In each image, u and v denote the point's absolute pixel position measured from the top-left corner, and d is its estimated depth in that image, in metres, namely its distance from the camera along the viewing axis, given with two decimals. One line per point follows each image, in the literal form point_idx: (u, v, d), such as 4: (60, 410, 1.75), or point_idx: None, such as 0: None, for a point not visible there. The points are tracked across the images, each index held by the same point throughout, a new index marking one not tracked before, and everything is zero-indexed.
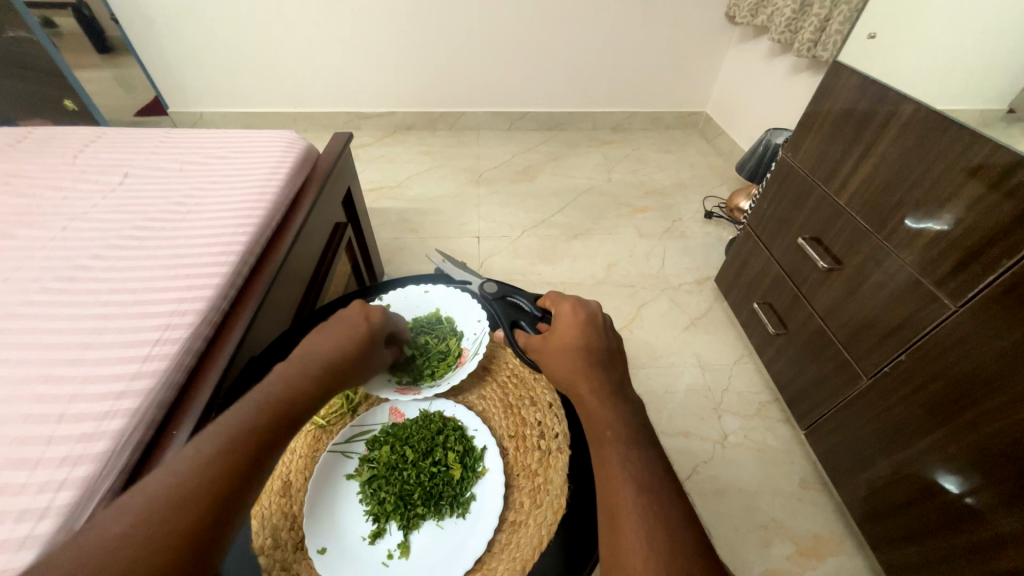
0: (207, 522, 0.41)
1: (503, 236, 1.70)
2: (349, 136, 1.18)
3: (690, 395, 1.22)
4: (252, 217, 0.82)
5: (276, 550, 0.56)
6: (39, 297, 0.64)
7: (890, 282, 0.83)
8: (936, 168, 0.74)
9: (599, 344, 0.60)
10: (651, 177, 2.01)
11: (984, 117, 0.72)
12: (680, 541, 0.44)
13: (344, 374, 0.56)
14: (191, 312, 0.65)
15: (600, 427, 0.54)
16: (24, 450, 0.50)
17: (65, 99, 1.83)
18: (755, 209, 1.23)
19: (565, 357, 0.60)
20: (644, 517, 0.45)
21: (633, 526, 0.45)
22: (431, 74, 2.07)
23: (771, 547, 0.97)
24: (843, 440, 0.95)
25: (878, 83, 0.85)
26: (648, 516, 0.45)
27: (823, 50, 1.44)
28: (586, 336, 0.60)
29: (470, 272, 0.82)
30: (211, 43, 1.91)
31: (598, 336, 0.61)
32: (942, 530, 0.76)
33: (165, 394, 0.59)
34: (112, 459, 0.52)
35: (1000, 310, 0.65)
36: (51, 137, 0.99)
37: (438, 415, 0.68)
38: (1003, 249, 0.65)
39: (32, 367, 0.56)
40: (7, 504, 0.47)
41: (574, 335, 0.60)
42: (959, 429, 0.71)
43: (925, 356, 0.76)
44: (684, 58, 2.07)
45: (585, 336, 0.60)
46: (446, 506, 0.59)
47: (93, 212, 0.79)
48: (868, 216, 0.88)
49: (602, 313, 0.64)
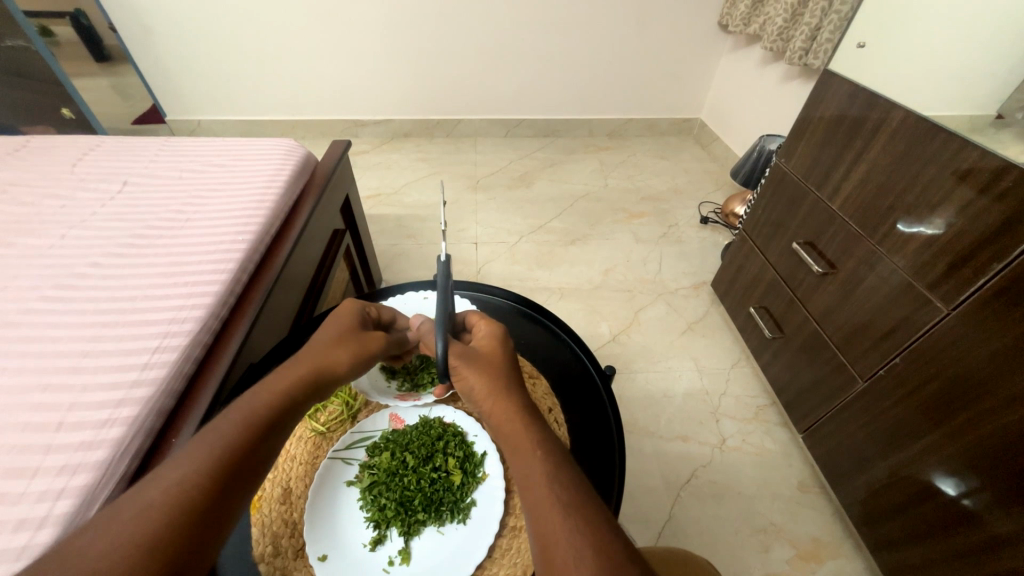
0: (191, 527, 0.39)
1: (501, 241, 1.71)
2: (347, 143, 1.19)
3: (689, 400, 1.22)
4: (252, 224, 0.82)
5: (277, 558, 0.56)
6: (39, 305, 0.64)
7: (884, 286, 0.84)
8: (926, 173, 0.76)
9: (502, 357, 0.56)
10: (647, 183, 2.03)
11: (971, 123, 0.74)
12: (613, 556, 0.38)
13: (339, 370, 0.55)
14: (190, 319, 0.66)
15: (509, 438, 0.48)
16: (23, 459, 0.50)
17: (62, 108, 1.81)
18: (751, 213, 1.24)
19: (470, 384, 0.53)
20: (574, 541, 0.38)
21: (562, 531, 0.39)
22: (429, 82, 2.09)
23: (771, 551, 0.97)
24: (839, 443, 0.96)
25: (868, 90, 0.86)
26: (570, 516, 0.40)
27: (815, 59, 1.47)
28: (487, 354, 0.55)
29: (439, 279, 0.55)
30: (209, 51, 1.92)
31: (502, 351, 0.56)
32: (942, 532, 0.76)
33: (164, 403, 0.59)
34: (111, 467, 0.52)
35: (993, 311, 0.66)
36: (50, 145, 0.99)
37: (438, 421, 0.68)
38: (992, 253, 0.66)
39: (31, 375, 0.56)
40: (6, 513, 0.46)
41: (476, 355, 0.55)
42: (956, 429, 0.71)
43: (921, 357, 0.77)
44: (678, 66, 2.10)
45: (481, 355, 0.55)
46: (446, 512, 0.59)
47: (92, 220, 0.79)
48: (861, 221, 0.89)
49: (501, 329, 0.59)
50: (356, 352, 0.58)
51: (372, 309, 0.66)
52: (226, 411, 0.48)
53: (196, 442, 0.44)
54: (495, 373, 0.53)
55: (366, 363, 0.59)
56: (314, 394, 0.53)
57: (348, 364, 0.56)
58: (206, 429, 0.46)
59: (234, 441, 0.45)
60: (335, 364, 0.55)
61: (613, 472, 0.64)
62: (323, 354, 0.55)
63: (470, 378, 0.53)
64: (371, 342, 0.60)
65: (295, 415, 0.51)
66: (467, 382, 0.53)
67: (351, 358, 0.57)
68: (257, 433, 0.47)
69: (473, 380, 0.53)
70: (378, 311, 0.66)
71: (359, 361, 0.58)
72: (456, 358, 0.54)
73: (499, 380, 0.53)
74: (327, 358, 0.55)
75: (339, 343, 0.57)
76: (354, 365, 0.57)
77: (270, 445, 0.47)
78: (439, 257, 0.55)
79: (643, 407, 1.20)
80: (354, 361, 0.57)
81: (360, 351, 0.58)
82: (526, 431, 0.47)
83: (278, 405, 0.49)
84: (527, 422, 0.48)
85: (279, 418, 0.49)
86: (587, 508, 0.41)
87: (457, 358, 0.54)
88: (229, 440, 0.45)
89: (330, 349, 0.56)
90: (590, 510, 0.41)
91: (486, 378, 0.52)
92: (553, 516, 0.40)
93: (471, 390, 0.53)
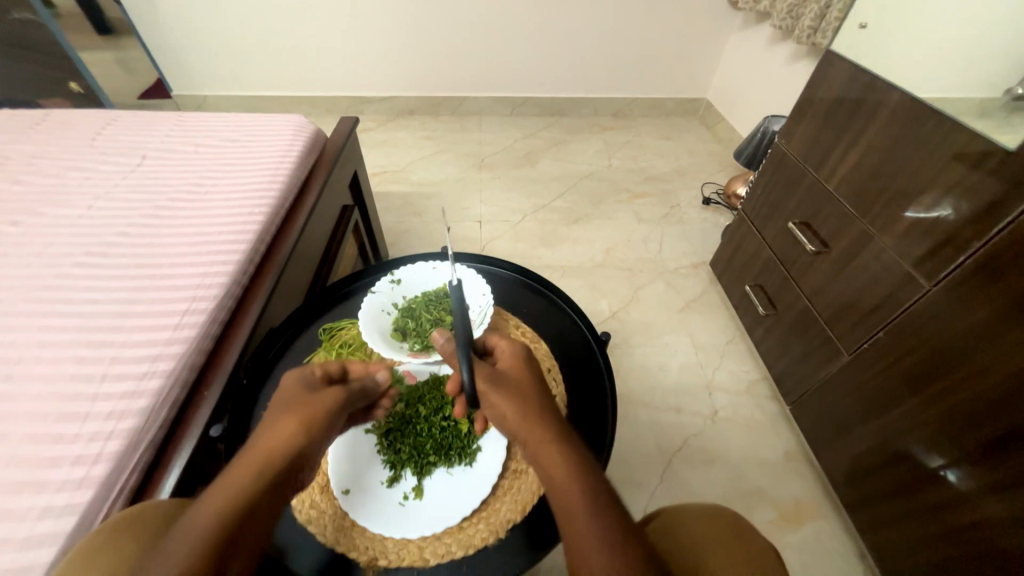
0: None
1: (504, 220, 1.73)
2: (355, 119, 1.21)
3: (683, 373, 1.28)
4: (268, 196, 0.86)
5: (304, 492, 0.62)
6: (74, 270, 0.69)
7: (872, 264, 0.88)
8: (918, 155, 0.78)
9: (530, 378, 0.55)
10: (650, 163, 2.03)
11: (968, 107, 0.75)
12: None
13: (298, 448, 0.47)
14: (215, 285, 0.70)
15: (546, 466, 0.48)
16: (73, 405, 0.55)
17: (70, 82, 1.83)
18: (750, 195, 1.26)
19: (498, 406, 0.52)
20: None
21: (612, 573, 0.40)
22: (433, 58, 2.08)
23: (755, 512, 1.03)
24: (825, 414, 1.01)
25: (869, 72, 0.88)
26: (620, 556, 0.40)
27: (823, 37, 1.47)
28: (514, 373, 0.55)
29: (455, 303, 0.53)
30: (214, 25, 1.92)
31: (525, 370, 0.56)
32: (911, 492, 0.81)
33: (195, 359, 0.64)
34: (153, 413, 0.57)
35: (972, 288, 0.70)
36: (68, 119, 1.02)
37: (446, 377, 0.73)
38: (975, 231, 0.70)
39: (75, 334, 0.61)
40: (63, 451, 0.52)
41: (503, 375, 0.55)
42: (929, 398, 0.76)
43: (902, 332, 0.81)
44: (686, 43, 2.07)
45: (508, 375, 0.55)
46: (455, 455, 0.65)
47: (116, 191, 0.83)
48: (854, 202, 0.92)
49: (524, 349, 0.59)
50: (310, 421, 0.49)
51: (319, 364, 0.58)
52: (193, 508, 0.41)
53: (165, 554, 0.38)
54: (521, 394, 0.53)
55: (328, 430, 0.51)
56: (275, 488, 0.45)
57: (307, 439, 0.48)
58: (173, 534, 0.39)
59: (209, 539, 0.39)
60: (289, 442, 0.47)
61: (604, 426, 0.70)
62: (280, 425, 0.48)
63: (498, 399, 0.52)
64: (326, 402, 0.52)
65: (261, 514, 0.43)
66: (496, 407, 0.52)
67: (310, 430, 0.49)
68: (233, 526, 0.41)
69: (501, 401, 0.52)
70: (326, 364, 0.58)
71: (319, 430, 0.50)
72: (483, 378, 0.54)
73: (528, 402, 0.52)
74: (277, 439, 0.47)
75: (287, 416, 0.49)
76: (316, 437, 0.49)
77: (233, 557, 0.40)
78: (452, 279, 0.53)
79: (639, 379, 1.26)
80: (314, 433, 0.49)
81: (317, 416, 0.50)
82: (563, 462, 0.47)
83: (237, 507, 0.42)
84: (564, 451, 0.48)
85: (238, 524, 0.41)
86: (636, 550, 0.41)
87: (484, 378, 0.54)
88: (204, 540, 0.39)
89: (289, 419, 0.48)
90: (639, 553, 0.41)
91: (514, 399, 0.52)
92: (602, 559, 0.40)
93: (501, 415, 0.52)
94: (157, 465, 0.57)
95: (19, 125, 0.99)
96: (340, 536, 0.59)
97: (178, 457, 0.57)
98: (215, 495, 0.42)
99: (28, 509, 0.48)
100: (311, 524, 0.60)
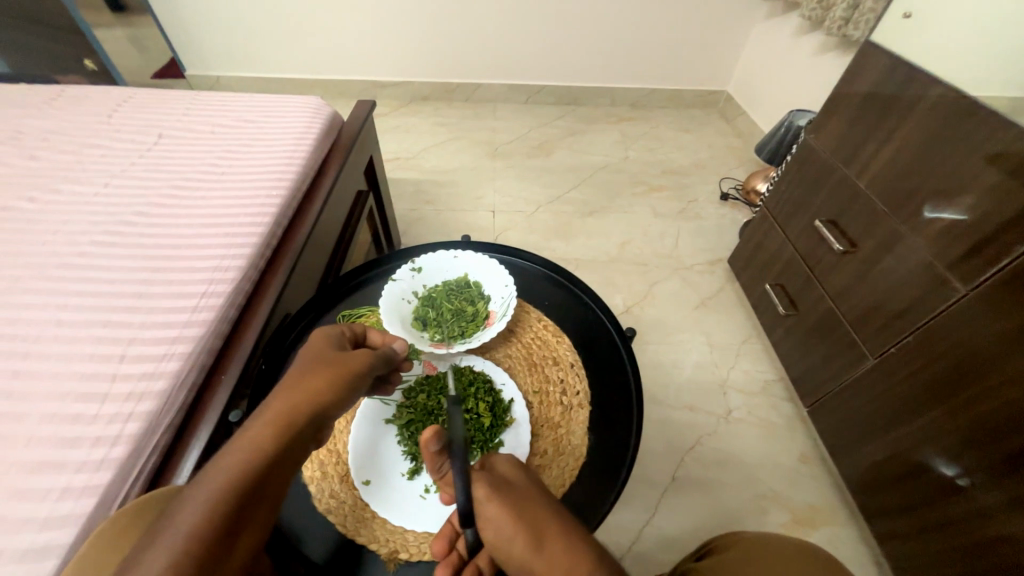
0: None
1: (518, 210, 1.71)
2: (373, 103, 1.19)
3: (697, 371, 1.26)
4: (285, 179, 0.84)
5: (324, 480, 0.62)
6: (91, 249, 0.68)
7: (902, 266, 0.85)
8: (959, 152, 0.75)
9: (528, 490, 0.50)
10: (668, 156, 1.99)
11: (1020, 105, 0.71)
12: None
13: (321, 405, 0.46)
14: (232, 268, 0.69)
15: None
16: (93, 386, 0.54)
17: (85, 59, 1.83)
18: (774, 191, 1.23)
19: (501, 527, 0.46)
20: None
21: None
22: (449, 42, 2.04)
23: (768, 515, 1.02)
24: (845, 418, 0.99)
25: (909, 64, 0.84)
26: None
27: (855, 29, 1.42)
28: (514, 486, 0.50)
29: (456, 427, 0.49)
30: (228, 5, 1.90)
31: (525, 482, 0.51)
32: (933, 502, 0.79)
33: (212, 343, 0.63)
34: (171, 396, 0.56)
35: (1010, 292, 0.67)
36: (84, 96, 1.01)
37: (468, 369, 0.72)
38: (1017, 234, 0.66)
39: (93, 313, 0.61)
40: (83, 431, 0.51)
41: (503, 486, 0.49)
42: (958, 406, 0.74)
43: (932, 337, 0.78)
44: (709, 32, 2.01)
45: (508, 485, 0.50)
46: (477, 450, 0.63)
47: (132, 170, 0.82)
48: (886, 200, 0.89)
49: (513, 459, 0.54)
50: (335, 378, 0.48)
51: (345, 326, 0.57)
52: (213, 461, 0.41)
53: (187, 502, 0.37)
54: (527, 508, 0.47)
55: (351, 390, 0.50)
56: (299, 439, 0.44)
57: (330, 397, 0.47)
58: (194, 484, 0.39)
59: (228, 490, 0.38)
60: (313, 400, 0.46)
61: (628, 423, 0.68)
62: (305, 384, 0.47)
63: (501, 520, 0.46)
64: (352, 364, 0.51)
65: (284, 466, 0.42)
66: (498, 527, 0.46)
67: (334, 389, 0.48)
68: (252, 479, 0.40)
69: (505, 522, 0.46)
70: (350, 329, 0.57)
71: (342, 389, 0.49)
72: (482, 491, 0.48)
73: (536, 520, 0.46)
74: (302, 396, 0.46)
75: (311, 373, 0.48)
76: (341, 398, 0.48)
77: (257, 505, 0.40)
78: (451, 399, 0.53)
79: (652, 376, 1.24)
80: (336, 391, 0.48)
81: (343, 377, 0.49)
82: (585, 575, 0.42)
83: (262, 458, 0.41)
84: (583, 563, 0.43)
85: (263, 473, 0.41)
86: None
87: (484, 493, 0.48)
88: (222, 491, 0.38)
89: (312, 378, 0.47)
90: None
91: (521, 518, 0.46)
92: None
93: (505, 538, 0.46)
94: (175, 448, 0.56)
95: (36, 100, 0.98)
96: (360, 526, 0.58)
97: (196, 441, 0.57)
98: (236, 450, 0.41)
99: (48, 489, 0.47)
100: (331, 514, 0.59)
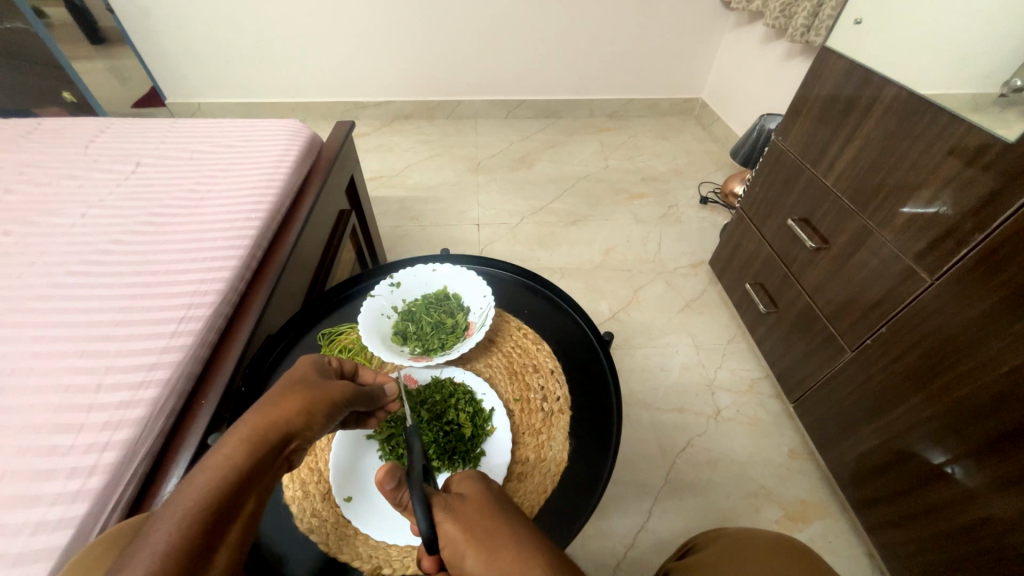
0: None
1: (503, 222, 1.73)
2: (350, 124, 1.20)
3: (685, 372, 1.27)
4: (264, 202, 0.85)
5: (306, 499, 0.61)
6: (67, 279, 0.68)
7: (873, 259, 0.88)
8: (917, 149, 0.78)
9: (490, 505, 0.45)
10: (647, 163, 2.04)
11: (973, 102, 0.74)
12: None
13: (299, 426, 0.46)
14: (211, 292, 0.69)
15: None
16: (69, 416, 0.54)
17: (64, 91, 1.84)
18: (748, 192, 1.26)
19: (456, 545, 0.41)
20: None
21: None
22: (429, 62, 2.08)
23: (761, 512, 1.02)
24: (829, 411, 1.00)
25: (864, 67, 0.88)
26: None
27: (817, 35, 1.47)
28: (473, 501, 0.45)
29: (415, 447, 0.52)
30: (206, 33, 1.92)
31: (488, 495, 0.46)
32: (918, 490, 0.81)
33: (192, 367, 0.63)
34: (148, 423, 0.56)
35: (975, 278, 0.69)
36: (60, 128, 1.01)
37: (448, 380, 0.72)
38: (975, 224, 0.69)
39: (69, 343, 0.60)
40: (58, 463, 0.51)
41: (460, 502, 0.45)
42: (936, 393, 0.75)
43: (905, 326, 0.81)
44: (680, 43, 2.08)
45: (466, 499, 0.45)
46: (458, 460, 0.63)
47: (109, 199, 0.82)
48: (853, 196, 0.92)
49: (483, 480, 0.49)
50: (314, 401, 0.48)
51: (333, 359, 0.56)
52: (193, 472, 0.39)
53: (166, 510, 0.36)
54: (482, 522, 0.42)
55: (329, 417, 0.49)
56: (272, 459, 0.43)
57: (307, 418, 0.46)
58: (173, 493, 0.38)
59: (205, 499, 0.37)
60: (290, 420, 0.45)
61: (610, 424, 0.69)
62: (285, 402, 0.46)
63: (456, 537, 0.42)
64: (329, 391, 0.50)
65: (258, 485, 0.41)
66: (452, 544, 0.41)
67: (309, 411, 0.47)
68: (226, 492, 0.38)
69: (458, 538, 0.41)
70: (338, 363, 0.56)
71: (320, 415, 0.48)
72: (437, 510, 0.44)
73: (490, 533, 0.41)
74: (282, 412, 0.45)
75: (288, 393, 0.47)
76: (314, 420, 0.47)
77: (232, 522, 0.38)
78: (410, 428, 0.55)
79: (640, 380, 1.25)
80: (313, 415, 0.47)
81: (319, 400, 0.48)
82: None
83: (237, 469, 0.40)
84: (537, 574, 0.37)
85: (236, 491, 0.39)
86: None
87: (441, 511, 0.43)
88: (199, 501, 0.37)
89: (291, 397, 0.47)
90: None
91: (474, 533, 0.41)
92: None
93: (460, 559, 0.41)
94: (154, 474, 0.56)
95: (11, 134, 0.98)
96: (343, 544, 0.58)
97: (176, 468, 0.56)
98: (213, 461, 0.40)
99: (21, 525, 0.46)
100: (313, 533, 0.59)
